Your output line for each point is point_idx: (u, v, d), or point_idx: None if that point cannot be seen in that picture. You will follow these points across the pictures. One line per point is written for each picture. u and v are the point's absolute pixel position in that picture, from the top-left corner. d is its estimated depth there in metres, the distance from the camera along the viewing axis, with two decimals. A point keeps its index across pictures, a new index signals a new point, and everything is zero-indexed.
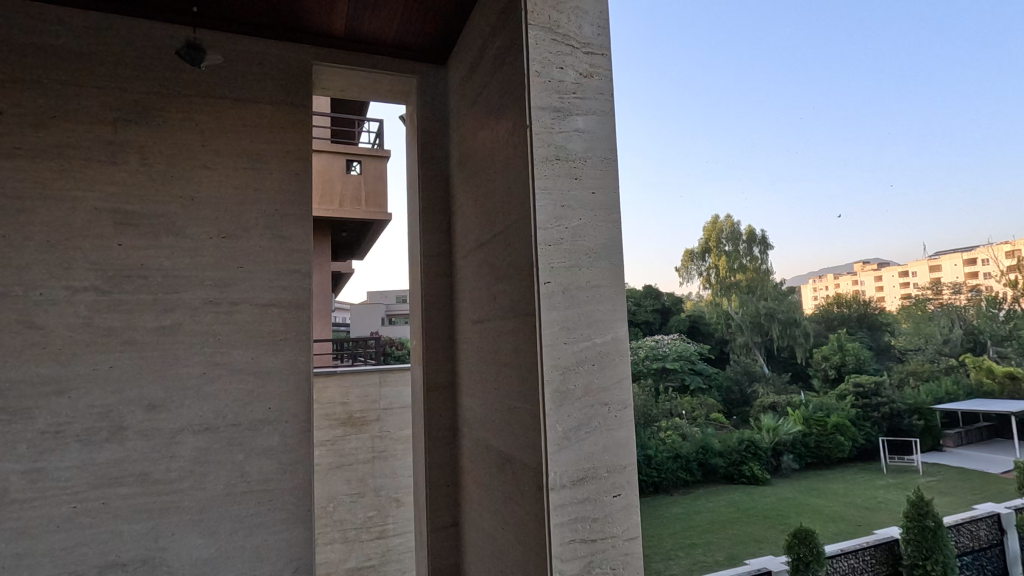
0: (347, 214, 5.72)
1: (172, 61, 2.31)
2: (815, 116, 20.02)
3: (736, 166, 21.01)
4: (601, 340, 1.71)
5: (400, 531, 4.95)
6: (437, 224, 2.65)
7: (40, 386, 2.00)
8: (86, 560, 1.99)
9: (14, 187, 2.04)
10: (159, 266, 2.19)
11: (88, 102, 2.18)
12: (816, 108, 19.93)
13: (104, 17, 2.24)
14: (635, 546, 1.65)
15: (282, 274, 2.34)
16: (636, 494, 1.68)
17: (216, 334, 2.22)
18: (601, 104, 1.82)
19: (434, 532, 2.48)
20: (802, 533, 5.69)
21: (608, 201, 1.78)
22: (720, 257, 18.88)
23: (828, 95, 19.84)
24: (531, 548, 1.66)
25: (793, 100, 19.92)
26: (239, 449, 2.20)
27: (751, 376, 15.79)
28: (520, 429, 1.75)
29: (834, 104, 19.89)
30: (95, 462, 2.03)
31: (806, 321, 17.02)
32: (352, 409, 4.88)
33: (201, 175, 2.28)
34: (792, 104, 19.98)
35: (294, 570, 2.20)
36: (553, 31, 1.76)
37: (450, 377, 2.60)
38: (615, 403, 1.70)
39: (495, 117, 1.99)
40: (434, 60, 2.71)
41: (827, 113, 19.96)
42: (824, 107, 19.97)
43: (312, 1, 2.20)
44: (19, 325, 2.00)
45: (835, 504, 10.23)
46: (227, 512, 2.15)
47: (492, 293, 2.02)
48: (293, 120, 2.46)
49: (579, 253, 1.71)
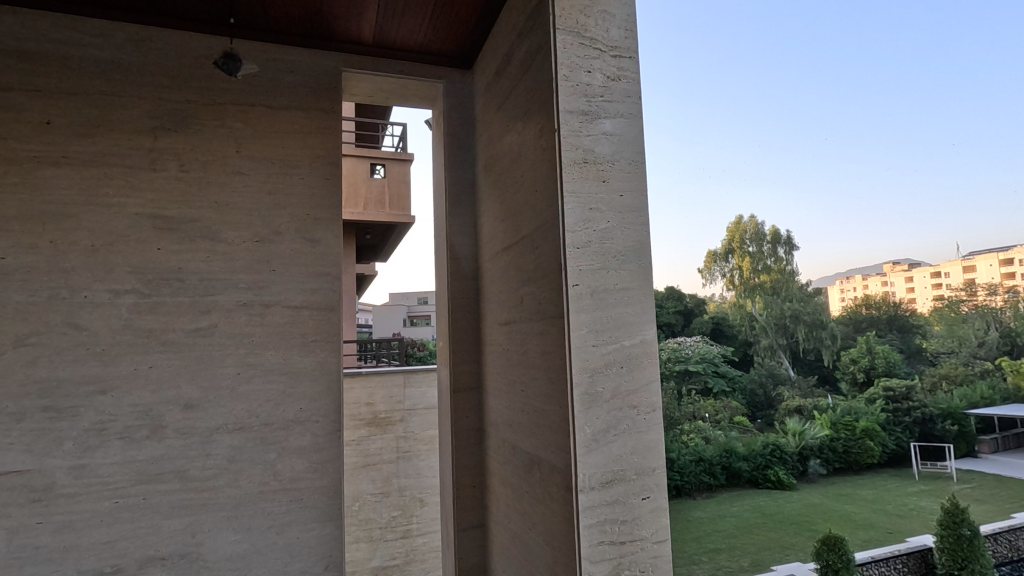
0: (371, 217, 5.80)
1: (206, 70, 2.38)
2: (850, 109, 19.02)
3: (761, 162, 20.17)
4: (629, 341, 1.71)
5: (424, 531, 5.00)
6: (463, 226, 2.68)
7: (84, 385, 2.08)
8: (126, 554, 2.06)
9: (60, 194, 2.13)
10: (195, 269, 2.25)
11: (130, 111, 2.26)
12: (850, 100, 18.96)
13: (144, 29, 2.32)
14: (664, 549, 1.65)
15: (313, 276, 2.40)
16: (664, 497, 1.67)
17: (249, 335, 2.28)
18: (629, 107, 1.83)
19: (461, 532, 2.50)
20: (831, 539, 5.57)
21: (636, 203, 1.79)
22: (743, 258, 18.82)
23: (864, 86, 18.79)
24: (559, 550, 1.67)
25: (827, 93, 18.92)
26: (272, 448, 2.25)
27: (775, 378, 15.52)
28: (548, 431, 1.77)
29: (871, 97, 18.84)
30: (136, 459, 2.11)
31: (832, 324, 16.63)
32: (377, 409, 4.95)
33: (236, 181, 2.34)
34: (825, 97, 18.98)
35: (325, 567, 2.24)
36: (581, 35, 1.76)
37: (476, 379, 2.62)
38: (644, 405, 1.70)
39: (522, 120, 2.01)
40: (460, 65, 2.74)
41: (863, 104, 18.94)
42: (860, 97, 18.87)
43: (343, 9, 2.25)
44: (64, 326, 2.08)
45: (864, 511, 10.00)
46: (260, 508, 2.20)
47: (519, 294, 2.03)
48: (323, 125, 2.51)
49: (607, 254, 1.72)
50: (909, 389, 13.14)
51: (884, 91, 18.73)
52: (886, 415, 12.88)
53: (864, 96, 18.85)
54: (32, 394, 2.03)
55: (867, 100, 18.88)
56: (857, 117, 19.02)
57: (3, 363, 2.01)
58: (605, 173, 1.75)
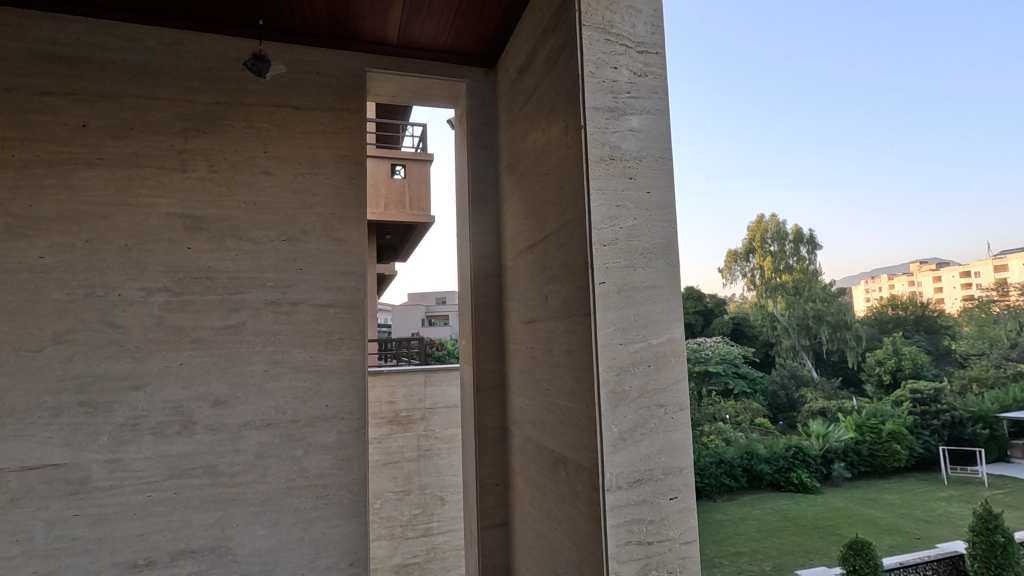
0: (392, 217, 5.86)
1: (235, 72, 2.42)
2: (868, 102, 18.07)
3: (766, 154, 18.92)
4: (656, 340, 1.69)
5: (445, 529, 5.02)
6: (485, 224, 2.68)
7: (118, 381, 2.14)
8: (159, 546, 2.10)
9: (95, 194, 2.19)
10: (224, 268, 2.29)
11: (163, 113, 2.31)
12: (865, 92, 18.10)
13: (176, 33, 2.37)
14: (692, 550, 1.63)
15: (338, 274, 2.42)
16: (693, 498, 1.65)
17: (277, 333, 2.31)
18: (656, 103, 1.81)
19: (484, 530, 2.51)
20: (858, 543, 5.44)
21: (662, 200, 1.76)
22: (764, 258, 18.35)
23: (878, 80, 18.09)
24: (586, 549, 1.66)
25: (843, 85, 18.09)
26: (298, 445, 2.28)
27: (797, 379, 15.26)
28: (574, 430, 1.76)
29: (888, 89, 17.95)
30: (167, 454, 2.15)
31: (857, 325, 16.26)
32: (398, 408, 5.00)
33: (263, 181, 2.38)
34: (840, 90, 18.06)
35: (350, 563, 2.26)
36: (607, 31, 1.75)
37: (499, 377, 2.62)
38: (672, 405, 1.67)
39: (547, 118, 2.00)
40: (482, 64, 2.74)
41: (878, 97, 18.04)
42: (873, 91, 18.07)
43: (368, 9, 2.26)
44: (99, 324, 2.14)
45: (891, 516, 9.76)
46: (288, 504, 2.24)
47: (544, 293, 2.03)
48: (348, 125, 2.53)
49: (634, 252, 1.70)
50: (938, 391, 12.87)
51: (901, 83, 17.89)
52: (914, 417, 12.54)
53: (882, 89, 17.96)
54: (69, 390, 2.08)
55: (884, 94, 17.97)
56: (875, 108, 18.04)
57: (43, 360, 2.07)
58: (632, 170, 1.73)
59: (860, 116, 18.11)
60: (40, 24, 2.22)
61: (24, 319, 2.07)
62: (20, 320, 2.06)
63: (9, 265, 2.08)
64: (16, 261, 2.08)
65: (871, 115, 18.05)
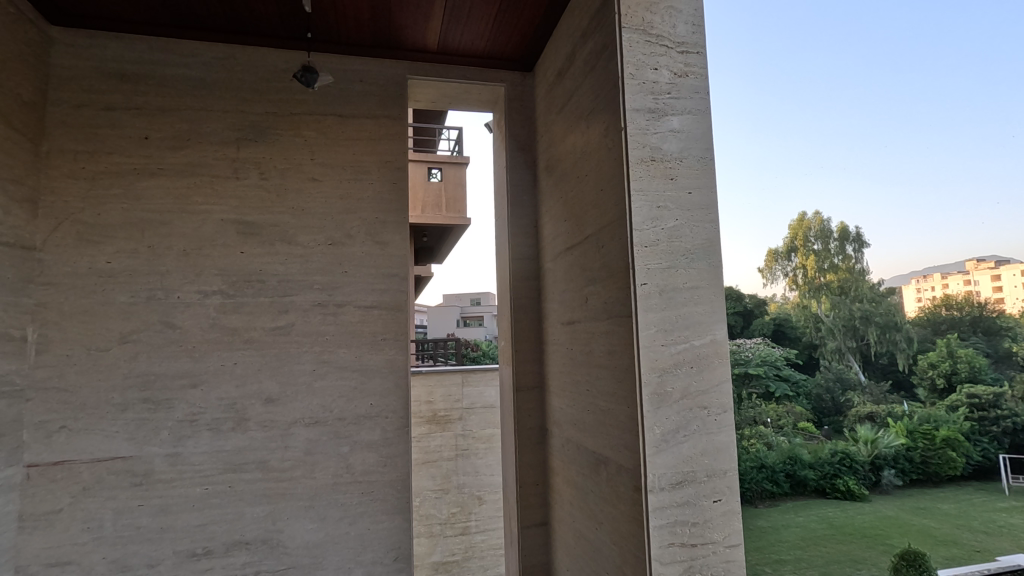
0: (428, 220, 5.96)
1: (284, 83, 2.52)
2: (870, 87, 16.42)
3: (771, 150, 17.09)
4: (699, 341, 1.68)
5: (483, 529, 5.07)
6: (524, 225, 2.71)
7: (178, 379, 2.25)
8: (215, 536, 2.21)
9: (158, 203, 2.33)
10: (275, 271, 2.39)
11: (218, 125, 2.42)
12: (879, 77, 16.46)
13: (228, 47, 2.48)
14: (737, 554, 1.61)
15: (381, 277, 2.48)
16: (738, 501, 1.63)
17: (324, 334, 2.39)
18: (697, 103, 1.79)
19: (525, 530, 2.53)
20: (911, 553, 5.20)
21: (705, 201, 1.75)
22: (807, 257, 17.61)
23: (916, 67, 16.21)
24: (628, 549, 1.66)
25: (844, 68, 16.52)
26: (345, 442, 2.35)
27: (843, 382, 14.65)
28: (615, 431, 1.76)
29: (890, 76, 16.38)
30: (223, 449, 2.26)
31: (909, 325, 15.52)
32: (436, 407, 5.12)
33: (311, 187, 2.47)
34: (840, 81, 16.48)
35: (394, 558, 2.32)
36: (647, 33, 1.75)
37: (539, 378, 2.64)
38: (715, 407, 1.65)
39: (587, 120, 2.01)
40: (520, 68, 2.77)
41: (886, 80, 16.41)
42: (909, 79, 16.20)
43: (409, 17, 2.32)
44: (161, 325, 2.27)
45: (945, 525, 9.31)
46: (335, 500, 2.31)
47: (585, 294, 2.03)
48: (389, 131, 2.60)
49: (676, 253, 1.70)
50: (998, 396, 11.85)
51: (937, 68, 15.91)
52: (971, 424, 11.75)
53: (887, 78, 16.39)
54: (134, 387, 2.22)
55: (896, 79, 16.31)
56: (883, 92, 16.28)
57: (110, 358, 2.21)
58: (672, 171, 1.73)
59: (863, 105, 16.43)
60: (107, 44, 2.37)
61: (93, 319, 2.21)
62: (90, 321, 2.21)
63: (80, 270, 2.22)
64: (85, 267, 2.23)
65: (879, 101, 16.27)
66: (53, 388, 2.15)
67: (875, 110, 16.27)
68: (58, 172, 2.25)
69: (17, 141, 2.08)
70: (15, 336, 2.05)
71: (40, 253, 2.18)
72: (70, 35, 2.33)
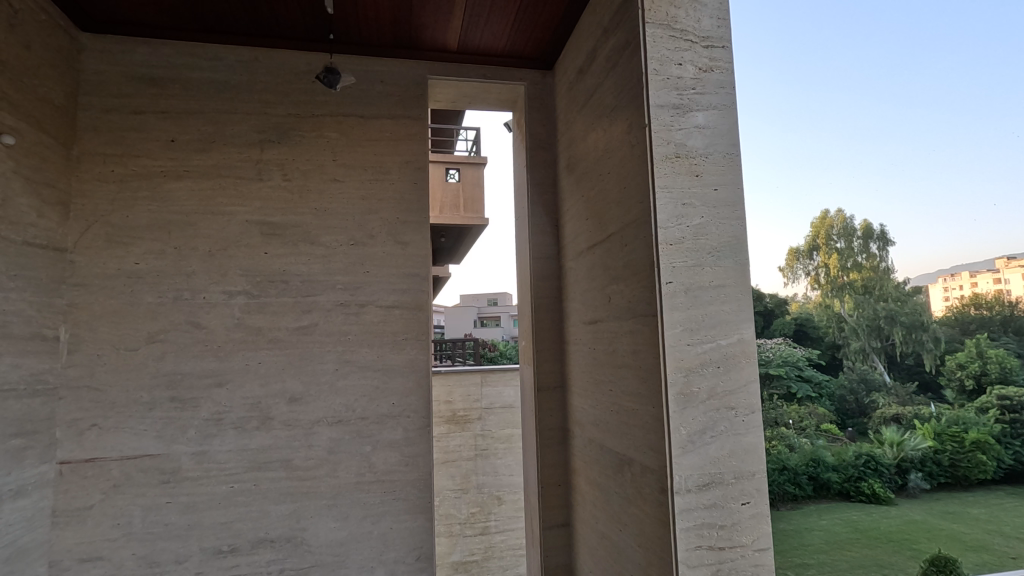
0: (446, 220, 5.98)
1: (306, 85, 2.54)
2: (871, 80, 14.14)
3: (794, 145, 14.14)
4: (726, 341, 1.65)
5: (502, 529, 5.07)
6: (546, 225, 2.70)
7: (204, 378, 2.28)
8: (241, 534, 2.23)
9: (184, 204, 2.36)
10: (298, 272, 2.41)
11: (243, 127, 2.45)
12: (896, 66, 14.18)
13: (252, 50, 2.51)
14: (766, 557, 1.58)
15: (403, 277, 2.49)
16: (767, 503, 1.59)
17: (346, 334, 2.41)
18: (723, 98, 1.75)
19: (546, 530, 2.52)
20: (942, 559, 5.08)
21: (731, 197, 1.71)
22: (829, 256, 15.30)
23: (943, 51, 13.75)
24: (654, 551, 1.64)
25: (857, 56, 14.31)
26: (367, 441, 2.36)
27: (868, 384, 13.70)
28: (640, 431, 1.74)
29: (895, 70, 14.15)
30: (248, 448, 2.28)
31: (935, 325, 13.90)
32: (456, 407, 5.15)
33: (333, 188, 2.49)
34: (838, 72, 14.05)
35: (416, 557, 2.33)
36: (671, 27, 1.73)
37: (560, 378, 2.62)
38: (743, 407, 1.62)
39: (609, 117, 1.99)
40: (541, 66, 2.76)
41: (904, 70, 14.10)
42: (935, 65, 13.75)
43: (430, 17, 2.32)
44: (187, 325, 2.30)
45: (975, 530, 9.00)
46: (358, 498, 2.32)
47: (607, 293, 2.02)
48: (410, 132, 2.60)
49: (702, 251, 1.67)
50: None
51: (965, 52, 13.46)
52: (1003, 426, 11.00)
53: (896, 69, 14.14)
54: (161, 386, 2.25)
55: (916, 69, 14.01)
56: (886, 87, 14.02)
57: (139, 358, 2.25)
58: (698, 167, 1.70)
59: (866, 102, 14.11)
60: (135, 49, 2.41)
61: (123, 320, 2.26)
62: (119, 321, 2.25)
63: (109, 271, 2.27)
64: (115, 267, 2.27)
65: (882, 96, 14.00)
66: (83, 387, 2.19)
67: (879, 106, 14.01)
68: (89, 175, 2.30)
69: (49, 145, 2.12)
70: (48, 336, 2.10)
71: (72, 255, 2.23)
72: (99, 40, 2.38)
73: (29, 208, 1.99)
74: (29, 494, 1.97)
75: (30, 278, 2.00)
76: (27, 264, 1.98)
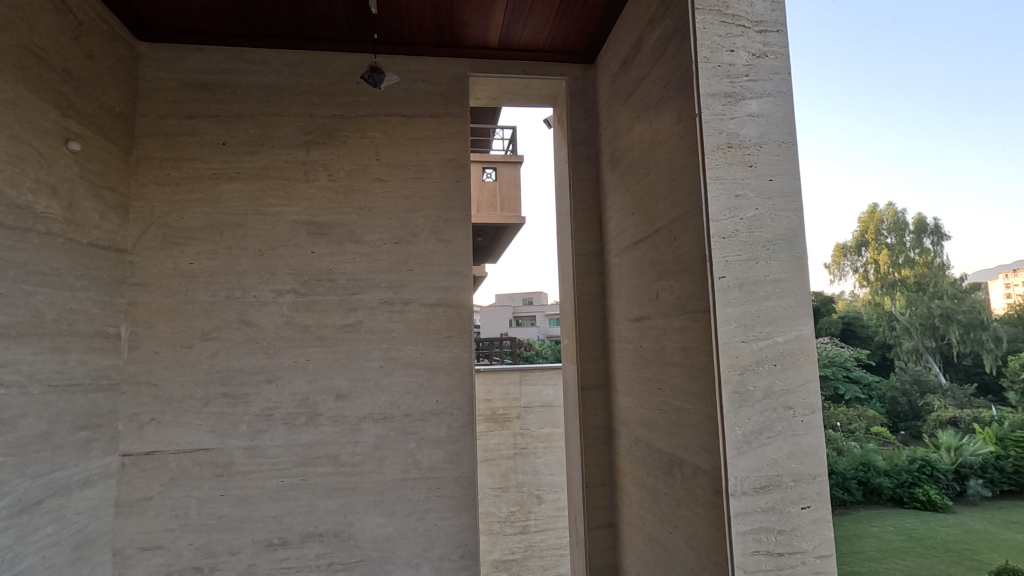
0: (483, 219, 6.00)
1: (350, 86, 2.57)
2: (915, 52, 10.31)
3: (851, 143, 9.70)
4: (783, 338, 1.57)
5: (543, 528, 5.06)
6: (587, 223, 2.66)
7: (255, 374, 2.34)
8: (291, 528, 2.28)
9: (234, 206, 2.43)
10: (344, 270, 2.44)
11: (290, 129, 2.50)
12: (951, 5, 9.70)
13: (298, 53, 2.56)
14: (829, 565, 1.50)
15: (446, 275, 2.50)
16: (829, 508, 1.52)
17: (392, 331, 2.43)
18: (778, 84, 1.68)
19: (591, 531, 2.48)
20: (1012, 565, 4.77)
21: (788, 188, 1.64)
22: (878, 252, 13.04)
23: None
24: (707, 555, 1.59)
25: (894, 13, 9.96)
26: (411, 438, 2.38)
27: (922, 386, 11.77)
28: (691, 431, 1.69)
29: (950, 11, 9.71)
30: (298, 443, 2.33)
31: (995, 322, 11.58)
32: (495, 406, 5.17)
33: (375, 187, 2.51)
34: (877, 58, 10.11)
35: (461, 555, 2.33)
36: (722, 13, 1.66)
37: (604, 377, 2.58)
38: (802, 407, 1.54)
39: (655, 109, 1.94)
40: (583, 60, 2.73)
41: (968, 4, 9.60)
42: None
43: (472, 14, 2.31)
44: (239, 322, 2.37)
45: None
46: (403, 495, 2.34)
47: (654, 289, 1.97)
48: (452, 129, 2.61)
49: (756, 244, 1.60)
50: None
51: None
52: None
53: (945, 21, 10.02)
54: (214, 382, 2.32)
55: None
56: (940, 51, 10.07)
57: (193, 355, 2.33)
58: (752, 158, 1.63)
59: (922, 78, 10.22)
60: (187, 56, 2.49)
61: (178, 318, 2.34)
62: (176, 319, 2.33)
63: (165, 270, 2.35)
64: (171, 267, 2.36)
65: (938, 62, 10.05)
66: (142, 381, 2.29)
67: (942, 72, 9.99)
68: (144, 179, 2.39)
69: (109, 149, 2.21)
70: (110, 333, 2.19)
71: (131, 255, 2.33)
72: (155, 48, 2.47)
73: (92, 211, 2.08)
74: (95, 483, 2.07)
75: (94, 277, 2.09)
76: (91, 265, 2.07)
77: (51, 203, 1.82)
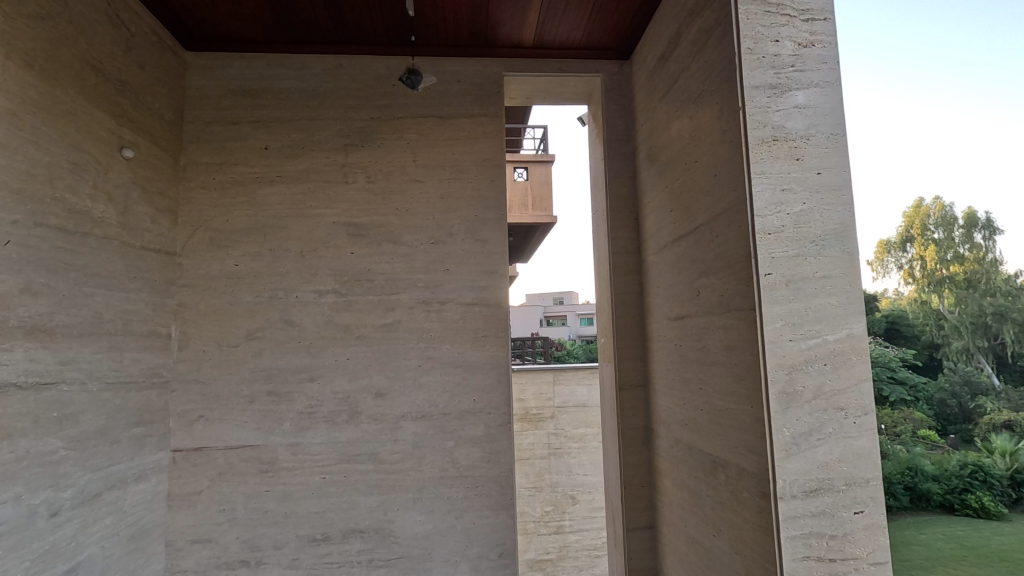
0: (515, 218, 6.00)
1: (388, 88, 2.61)
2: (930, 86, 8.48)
3: None
4: (834, 336, 1.51)
5: (577, 529, 5.03)
6: (624, 220, 2.63)
7: (298, 373, 2.40)
8: (333, 523, 2.33)
9: (276, 209, 2.49)
10: (382, 270, 2.48)
11: (329, 132, 2.55)
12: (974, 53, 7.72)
13: (336, 58, 2.61)
14: (883, 573, 1.44)
15: (481, 275, 2.51)
16: (883, 512, 1.45)
17: (430, 331, 2.45)
18: (826, 74, 1.61)
19: (630, 532, 2.45)
20: None
21: (838, 181, 1.57)
22: (925, 248, 11.77)
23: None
24: (754, 559, 1.55)
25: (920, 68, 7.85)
26: (449, 437, 2.40)
27: (973, 388, 10.79)
28: (735, 431, 1.65)
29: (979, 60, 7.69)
30: (339, 441, 2.37)
31: None
32: (529, 405, 5.16)
33: (412, 188, 2.54)
34: None
35: (499, 554, 2.34)
36: (767, 3, 1.63)
37: (642, 376, 2.54)
38: (855, 408, 1.48)
39: (695, 103, 1.90)
40: (618, 57, 2.70)
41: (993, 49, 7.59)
42: None
43: (507, 13, 2.31)
44: (282, 322, 2.43)
45: None
46: (442, 493, 2.36)
47: (695, 287, 1.94)
48: (486, 129, 2.61)
49: (803, 239, 1.55)
50: None
51: None
52: None
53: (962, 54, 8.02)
54: (259, 381, 2.39)
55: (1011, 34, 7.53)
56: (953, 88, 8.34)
57: (239, 353, 2.40)
58: (799, 150, 1.58)
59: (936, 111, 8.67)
60: (229, 65, 2.56)
61: (225, 318, 2.41)
62: (222, 320, 2.41)
63: (212, 272, 2.43)
64: (218, 269, 2.43)
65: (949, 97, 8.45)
66: (191, 380, 2.36)
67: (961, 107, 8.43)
68: (192, 184, 2.47)
69: (160, 156, 2.30)
70: (162, 333, 2.28)
71: (180, 258, 2.42)
72: (201, 58, 2.55)
73: (145, 216, 2.16)
74: (148, 477, 2.15)
75: (146, 280, 2.17)
76: (145, 267, 2.16)
77: (107, 208, 1.90)
